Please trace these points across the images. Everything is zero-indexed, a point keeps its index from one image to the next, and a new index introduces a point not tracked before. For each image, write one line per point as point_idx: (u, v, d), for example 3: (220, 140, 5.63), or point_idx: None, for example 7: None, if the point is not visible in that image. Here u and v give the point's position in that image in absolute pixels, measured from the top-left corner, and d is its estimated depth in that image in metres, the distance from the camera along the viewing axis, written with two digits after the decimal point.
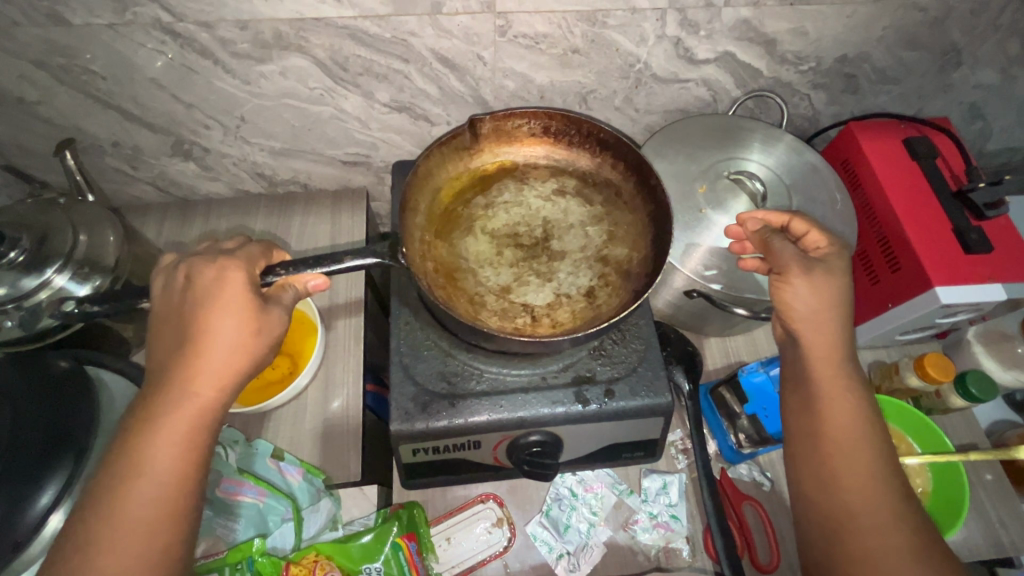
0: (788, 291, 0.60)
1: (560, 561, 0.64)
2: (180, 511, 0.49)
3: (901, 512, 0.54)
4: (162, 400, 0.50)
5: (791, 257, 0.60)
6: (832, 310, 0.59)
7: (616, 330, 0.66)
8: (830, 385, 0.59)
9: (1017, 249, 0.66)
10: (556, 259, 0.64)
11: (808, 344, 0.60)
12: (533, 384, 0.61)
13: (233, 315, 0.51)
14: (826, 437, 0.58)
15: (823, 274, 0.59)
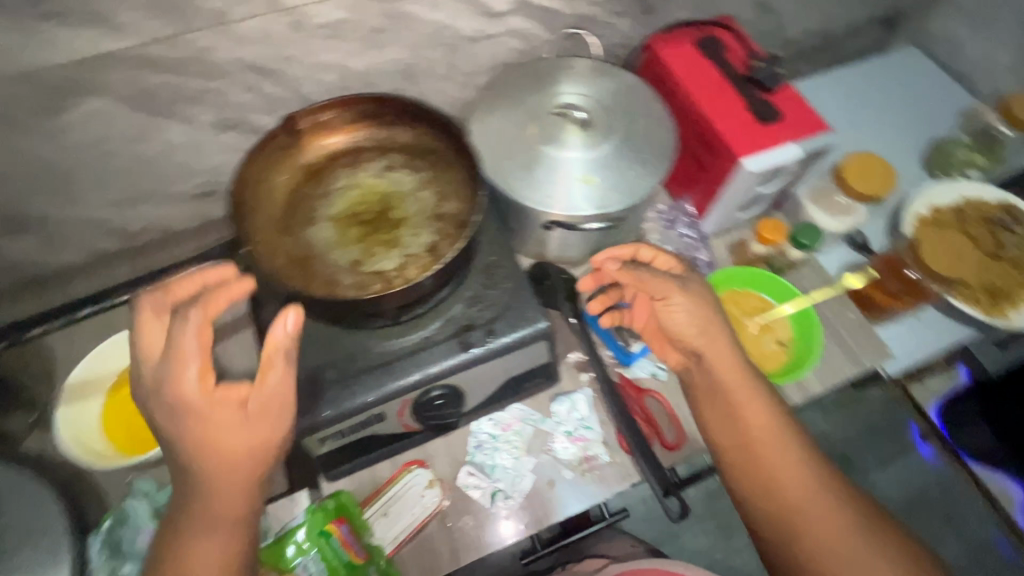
0: (670, 313, 0.67)
1: (495, 499, 0.69)
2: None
3: (835, 493, 0.61)
4: (200, 493, 0.53)
5: (660, 281, 0.67)
6: (710, 329, 0.66)
7: (486, 275, 0.70)
8: (743, 392, 0.64)
9: (802, 109, 0.76)
10: (398, 226, 0.69)
11: (711, 364, 0.65)
12: (417, 346, 0.65)
13: (210, 404, 0.52)
14: (754, 442, 0.62)
15: (692, 289, 0.67)
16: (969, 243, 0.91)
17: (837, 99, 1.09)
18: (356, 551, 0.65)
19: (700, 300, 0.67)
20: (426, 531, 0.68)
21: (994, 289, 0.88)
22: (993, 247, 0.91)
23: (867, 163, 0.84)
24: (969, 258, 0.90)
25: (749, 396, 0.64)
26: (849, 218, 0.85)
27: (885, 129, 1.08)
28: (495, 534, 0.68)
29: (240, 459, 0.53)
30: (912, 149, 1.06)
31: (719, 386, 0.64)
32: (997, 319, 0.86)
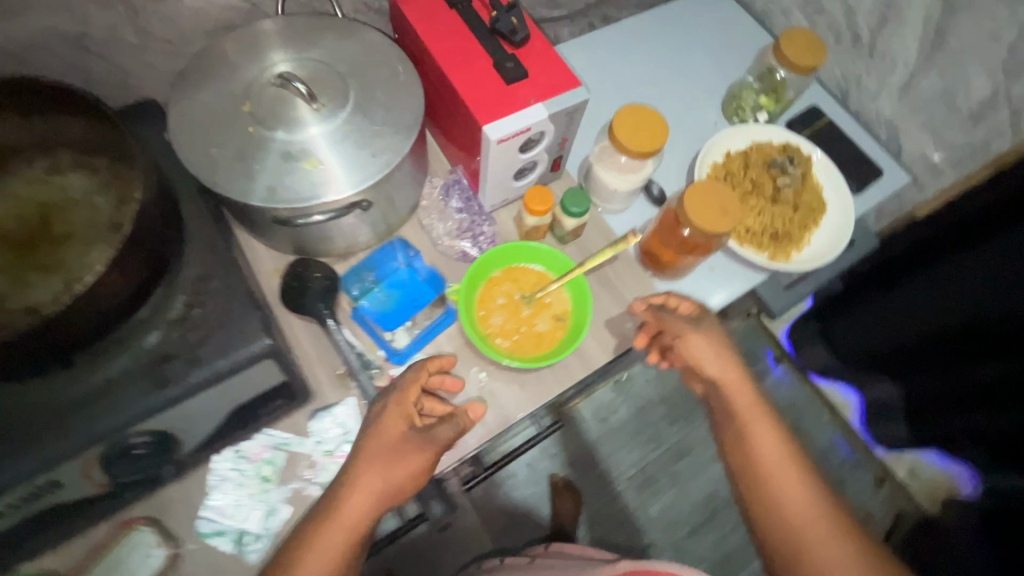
0: (688, 346, 0.67)
1: (241, 543, 0.60)
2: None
3: (824, 509, 0.57)
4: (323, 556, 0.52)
5: (678, 316, 0.69)
6: (724, 351, 0.67)
7: (194, 289, 0.59)
8: (748, 411, 0.63)
9: (552, 64, 0.69)
10: (61, 246, 0.55)
11: (726, 391, 0.65)
12: (100, 389, 0.53)
13: (383, 471, 0.56)
14: (762, 464, 0.60)
15: (709, 326, 0.69)
16: (754, 193, 0.95)
17: (639, 49, 1.06)
18: None
19: (711, 338, 0.68)
20: None
21: (776, 234, 0.92)
22: (777, 193, 0.95)
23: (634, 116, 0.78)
24: (753, 207, 0.94)
25: (753, 415, 0.63)
26: (632, 176, 0.83)
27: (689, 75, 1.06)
28: None
29: (361, 527, 0.54)
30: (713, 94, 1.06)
31: (732, 408, 0.64)
32: (779, 262, 0.89)
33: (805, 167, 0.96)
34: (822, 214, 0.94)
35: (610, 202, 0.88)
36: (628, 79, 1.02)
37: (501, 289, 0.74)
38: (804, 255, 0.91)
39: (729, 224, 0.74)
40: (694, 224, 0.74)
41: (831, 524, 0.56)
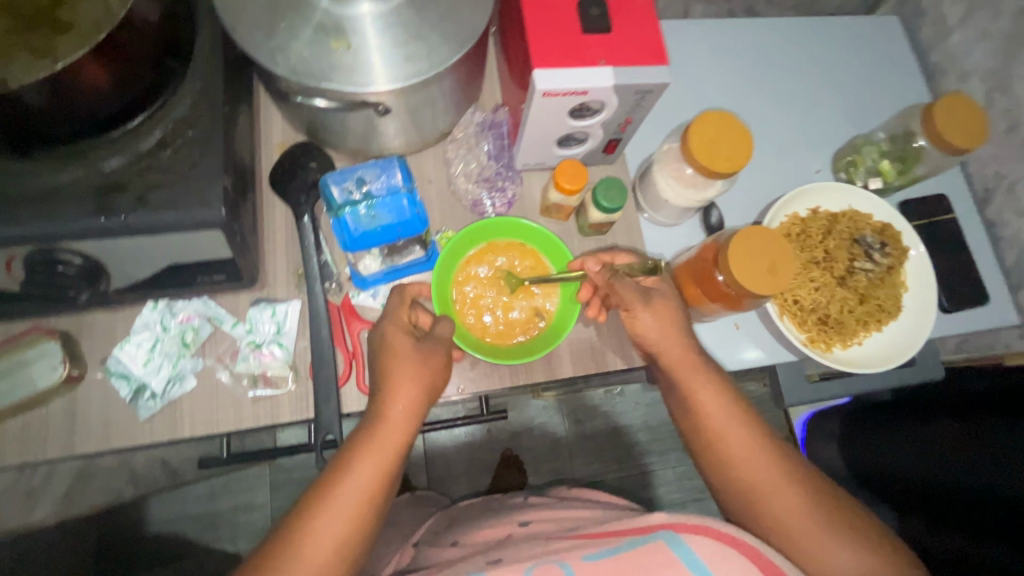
0: (636, 325, 0.61)
1: (136, 395, 0.59)
2: (352, 551, 0.50)
3: (780, 475, 0.55)
4: (355, 447, 0.52)
5: (631, 290, 0.60)
6: (677, 330, 0.61)
7: (175, 131, 0.54)
8: (694, 381, 0.59)
9: (645, 28, 0.57)
10: (57, 36, 0.45)
11: (670, 365, 0.60)
12: (42, 193, 0.50)
13: (414, 359, 0.55)
14: (710, 434, 0.58)
15: (662, 301, 0.61)
16: (823, 264, 0.81)
17: (765, 56, 0.93)
18: None
19: (667, 313, 0.61)
20: (44, 409, 0.58)
21: (825, 319, 0.79)
22: (848, 274, 0.81)
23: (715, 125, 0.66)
24: (814, 280, 0.80)
25: (699, 383, 0.59)
26: (692, 193, 0.72)
27: (811, 106, 0.92)
28: (124, 430, 0.58)
29: (404, 438, 0.54)
30: (830, 137, 0.91)
31: (679, 387, 0.60)
32: (815, 350, 0.77)
33: (895, 260, 0.81)
34: (891, 318, 0.80)
35: (658, 212, 0.77)
36: (739, 86, 0.91)
37: (493, 264, 0.68)
38: (848, 354, 0.78)
39: (772, 288, 0.63)
40: (729, 271, 0.63)
41: (794, 489, 0.54)
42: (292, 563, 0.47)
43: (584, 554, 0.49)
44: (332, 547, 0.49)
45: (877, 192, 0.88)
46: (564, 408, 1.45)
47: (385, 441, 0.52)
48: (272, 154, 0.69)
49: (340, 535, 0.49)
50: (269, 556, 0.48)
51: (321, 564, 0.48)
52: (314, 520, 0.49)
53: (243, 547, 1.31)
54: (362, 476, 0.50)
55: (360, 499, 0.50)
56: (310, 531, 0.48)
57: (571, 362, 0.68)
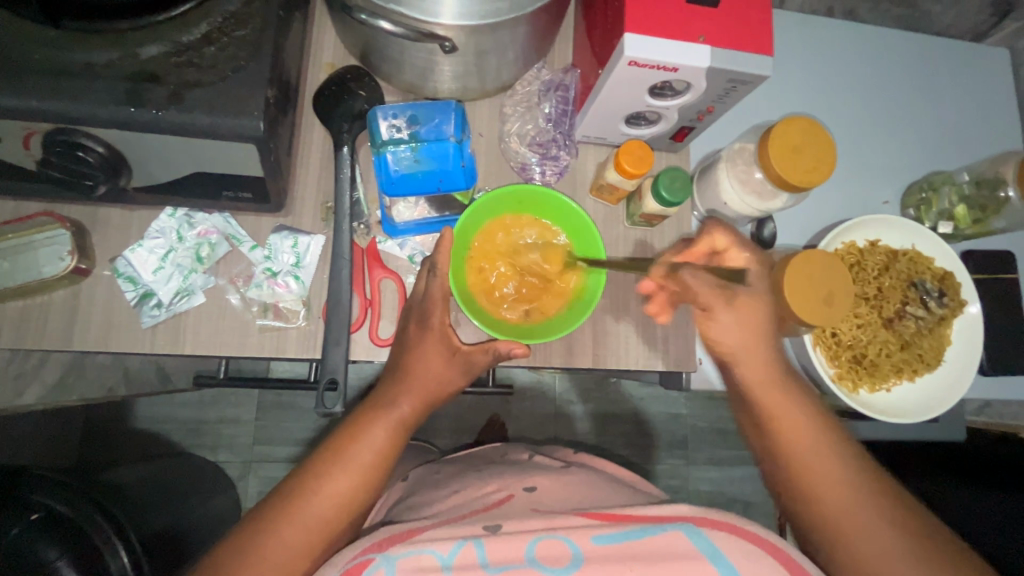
0: (710, 325, 0.55)
1: (140, 301, 0.56)
2: (357, 510, 0.52)
3: (856, 481, 0.52)
4: (370, 418, 0.54)
5: (710, 289, 0.52)
6: (758, 332, 0.54)
7: (221, 26, 0.49)
8: (764, 389, 0.56)
9: (754, 11, 0.51)
10: None
11: (745, 373, 0.56)
12: (70, 69, 0.46)
13: (434, 354, 0.55)
14: (784, 445, 0.54)
15: (748, 296, 0.53)
16: (872, 301, 0.77)
17: (859, 66, 0.86)
18: None
19: (752, 312, 0.54)
20: (47, 296, 0.55)
21: (860, 358, 0.75)
22: (897, 317, 0.77)
23: (815, 154, 0.61)
24: (859, 316, 0.76)
25: (772, 392, 0.56)
26: (754, 201, 0.66)
27: (894, 129, 0.85)
28: (123, 334, 0.56)
29: (417, 417, 0.56)
30: (906, 167, 0.85)
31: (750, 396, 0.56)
32: (842, 387, 0.73)
33: (950, 312, 0.76)
34: (928, 370, 0.76)
35: (712, 213, 0.72)
36: (824, 93, 0.84)
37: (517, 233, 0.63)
38: (874, 398, 0.74)
39: (823, 318, 0.59)
40: (782, 290, 0.59)
41: (867, 501, 0.51)
42: (304, 510, 0.50)
43: (595, 536, 0.48)
44: (343, 504, 0.51)
45: (944, 236, 0.82)
46: (559, 385, 1.44)
47: (403, 413, 0.55)
48: (319, 73, 0.64)
49: (352, 492, 0.52)
50: (287, 501, 0.50)
51: (328, 518, 0.50)
52: (331, 474, 0.51)
53: (222, 459, 1.33)
54: (375, 440, 0.53)
55: (368, 464, 0.53)
56: (325, 485, 0.51)
57: (590, 350, 0.66)
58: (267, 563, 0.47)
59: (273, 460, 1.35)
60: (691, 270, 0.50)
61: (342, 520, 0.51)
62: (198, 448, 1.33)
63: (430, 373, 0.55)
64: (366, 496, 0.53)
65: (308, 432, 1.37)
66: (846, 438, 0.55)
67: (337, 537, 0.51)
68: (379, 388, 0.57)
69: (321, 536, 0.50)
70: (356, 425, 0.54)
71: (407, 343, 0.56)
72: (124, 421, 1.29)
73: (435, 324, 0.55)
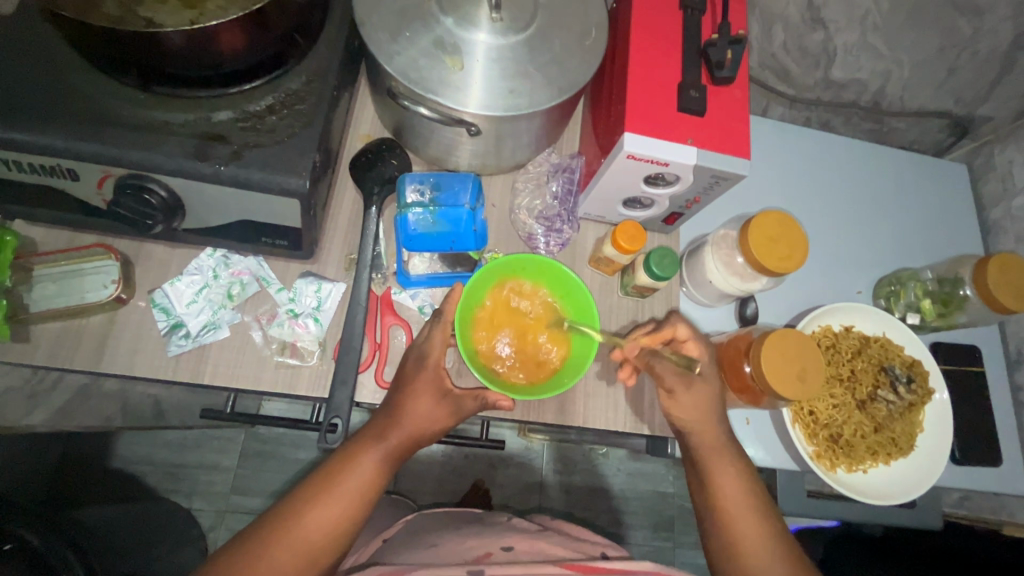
0: (673, 405, 0.63)
1: (171, 330, 0.61)
2: (344, 537, 0.54)
3: (774, 540, 0.59)
4: (360, 452, 0.57)
5: (672, 373, 0.62)
6: (710, 413, 0.62)
7: (281, 101, 0.58)
8: (713, 454, 0.62)
9: (734, 121, 0.61)
10: None
11: (700, 433, 0.62)
12: (150, 125, 0.54)
13: (426, 399, 0.58)
14: (720, 500, 0.60)
15: (701, 383, 0.62)
16: (847, 383, 0.81)
17: (833, 171, 0.96)
18: None
19: (706, 396, 0.62)
20: (85, 320, 0.60)
21: (836, 438, 0.79)
22: (870, 400, 0.81)
23: (788, 243, 0.69)
24: (835, 396, 0.81)
25: (720, 460, 0.62)
26: (737, 282, 0.74)
27: (865, 227, 0.94)
28: (147, 361, 0.60)
29: (407, 451, 0.59)
30: (877, 261, 0.93)
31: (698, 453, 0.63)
32: (820, 465, 0.76)
33: (919, 398, 0.81)
34: (901, 454, 0.80)
35: (698, 290, 0.78)
36: (801, 192, 0.94)
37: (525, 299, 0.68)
38: (851, 478, 0.77)
39: (796, 392, 0.64)
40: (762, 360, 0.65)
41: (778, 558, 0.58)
42: (294, 531, 0.52)
43: None
44: (332, 529, 0.53)
45: (913, 326, 0.88)
46: (545, 455, 1.44)
47: (393, 446, 0.57)
48: (356, 142, 0.73)
49: (339, 519, 0.54)
50: (279, 523, 0.52)
51: (316, 541, 0.52)
52: (324, 495, 0.54)
53: (197, 506, 1.31)
54: (365, 469, 0.56)
55: (358, 492, 0.55)
56: (317, 507, 0.53)
57: (581, 408, 0.70)
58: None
59: (248, 512, 1.32)
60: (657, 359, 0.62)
61: (331, 545, 0.53)
62: (173, 493, 1.31)
63: (421, 413, 0.58)
64: (352, 524, 0.55)
65: (287, 484, 1.35)
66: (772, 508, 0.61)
67: (322, 562, 0.53)
68: (371, 419, 0.60)
69: (306, 559, 0.52)
70: (348, 459, 0.56)
71: (403, 385, 0.59)
72: (104, 458, 1.28)
73: (432, 367, 0.59)
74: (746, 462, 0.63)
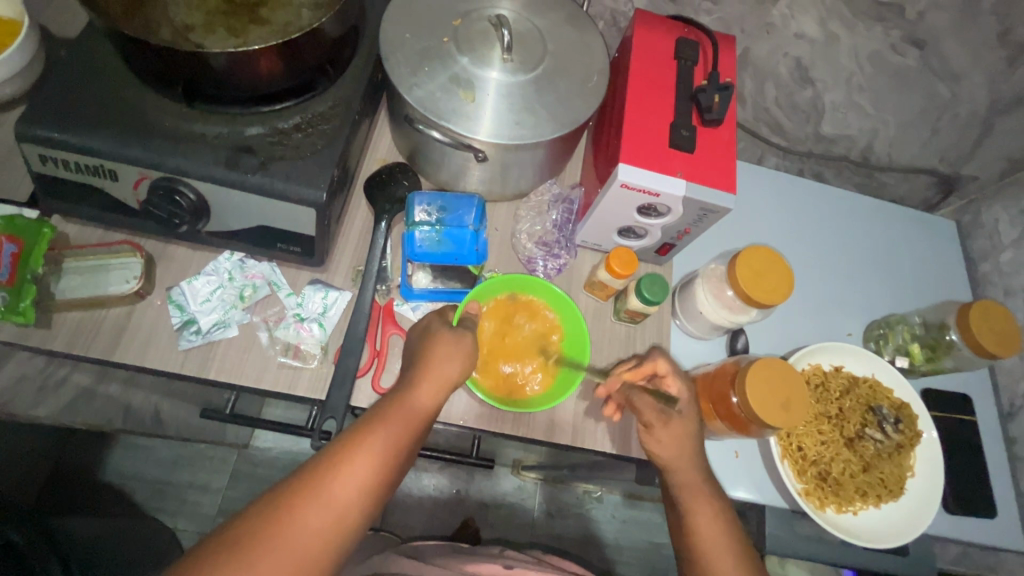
0: (652, 443, 0.62)
1: (185, 324, 0.64)
2: (380, 491, 0.53)
3: None
4: (392, 404, 0.56)
5: (651, 408, 0.62)
6: (689, 453, 0.62)
7: (308, 122, 0.63)
8: (693, 497, 0.61)
9: (722, 159, 0.66)
10: (254, 23, 0.63)
11: (678, 475, 0.62)
12: (188, 136, 0.59)
13: (454, 354, 0.59)
14: (699, 548, 0.60)
15: (678, 421, 0.62)
16: (834, 421, 0.82)
17: (825, 219, 1.01)
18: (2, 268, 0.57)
19: (682, 436, 0.62)
20: (105, 311, 0.64)
21: (825, 476, 0.79)
22: (857, 438, 0.82)
23: (776, 278, 0.72)
24: (823, 433, 0.81)
25: (700, 504, 0.61)
26: (727, 313, 0.77)
27: (856, 274, 0.97)
28: (157, 356, 0.63)
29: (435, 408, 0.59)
30: (867, 307, 0.95)
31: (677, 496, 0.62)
32: (808, 502, 0.76)
33: (907, 440, 0.81)
34: (892, 497, 0.79)
35: (690, 322, 0.81)
36: (792, 235, 0.98)
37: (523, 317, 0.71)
38: (840, 519, 0.77)
39: (780, 421, 0.66)
40: (745, 395, 0.66)
41: None
42: (333, 477, 0.51)
43: None
44: (369, 477, 0.52)
45: (903, 371, 0.90)
46: (539, 495, 1.42)
47: (423, 397, 0.57)
48: (373, 165, 0.79)
49: (376, 469, 0.53)
50: (317, 472, 0.51)
51: (353, 491, 0.51)
52: (350, 461, 0.52)
53: (181, 526, 1.29)
54: (399, 422, 0.55)
55: (392, 442, 0.54)
56: (355, 454, 0.52)
57: (571, 428, 0.71)
58: (291, 522, 0.48)
59: None
60: (635, 393, 0.63)
61: (367, 496, 0.52)
62: (159, 511, 1.30)
63: (449, 367, 0.59)
64: (387, 476, 0.54)
65: None
66: (754, 557, 0.61)
67: (359, 513, 0.51)
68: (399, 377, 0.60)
69: (348, 506, 0.50)
70: (380, 410, 0.56)
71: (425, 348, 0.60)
72: (95, 471, 1.28)
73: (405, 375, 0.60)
74: (726, 503, 0.63)
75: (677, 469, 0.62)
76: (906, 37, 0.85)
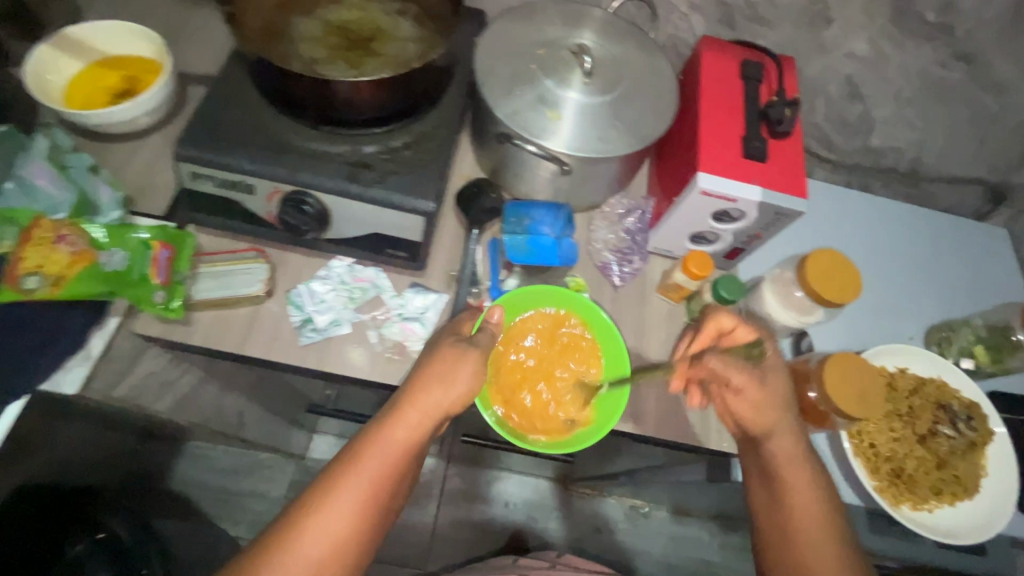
0: (737, 399, 0.66)
1: (305, 323, 0.71)
2: (399, 474, 0.60)
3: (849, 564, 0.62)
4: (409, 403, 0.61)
5: (730, 366, 0.65)
6: (778, 413, 0.66)
7: (415, 141, 0.71)
8: (793, 475, 0.65)
9: (792, 167, 0.71)
10: (369, 56, 0.72)
11: (777, 447, 0.66)
12: (314, 154, 0.67)
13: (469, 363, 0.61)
14: (795, 521, 0.64)
15: (770, 379, 0.66)
16: (904, 418, 0.84)
17: (879, 227, 1.04)
18: (159, 274, 0.66)
19: (767, 393, 0.66)
20: (234, 310, 0.71)
21: (898, 472, 0.81)
22: (930, 434, 0.84)
23: (845, 279, 0.76)
24: (895, 431, 0.83)
25: (799, 480, 0.65)
26: (796, 314, 0.80)
27: (912, 279, 1.00)
28: (275, 352, 0.70)
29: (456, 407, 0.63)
30: (925, 311, 0.98)
31: (774, 470, 0.65)
32: (883, 499, 0.78)
33: (978, 437, 0.83)
34: (967, 496, 0.80)
35: None
36: (848, 242, 1.02)
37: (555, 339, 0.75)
38: (915, 515, 0.78)
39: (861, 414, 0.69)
40: (826, 390, 0.70)
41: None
42: (360, 465, 0.59)
43: None
44: (391, 467, 0.59)
45: (967, 372, 0.92)
46: (586, 509, 1.44)
47: (440, 400, 0.61)
48: (458, 181, 0.86)
49: (397, 459, 0.60)
50: (348, 458, 0.59)
51: (378, 477, 0.59)
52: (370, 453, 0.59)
53: (243, 534, 1.35)
54: (415, 420, 0.60)
55: (408, 437, 0.60)
56: (376, 447, 0.59)
57: (649, 422, 0.75)
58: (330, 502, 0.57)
59: None
60: (715, 357, 0.65)
61: (390, 480, 0.60)
62: (224, 518, 1.35)
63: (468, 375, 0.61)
64: (403, 466, 0.60)
65: None
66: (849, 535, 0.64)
67: (384, 494, 0.59)
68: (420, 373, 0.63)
69: (374, 489, 0.59)
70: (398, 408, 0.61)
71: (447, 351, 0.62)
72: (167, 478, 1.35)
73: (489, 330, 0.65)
74: (825, 483, 0.66)
75: (767, 434, 0.66)
76: (954, 54, 0.90)
